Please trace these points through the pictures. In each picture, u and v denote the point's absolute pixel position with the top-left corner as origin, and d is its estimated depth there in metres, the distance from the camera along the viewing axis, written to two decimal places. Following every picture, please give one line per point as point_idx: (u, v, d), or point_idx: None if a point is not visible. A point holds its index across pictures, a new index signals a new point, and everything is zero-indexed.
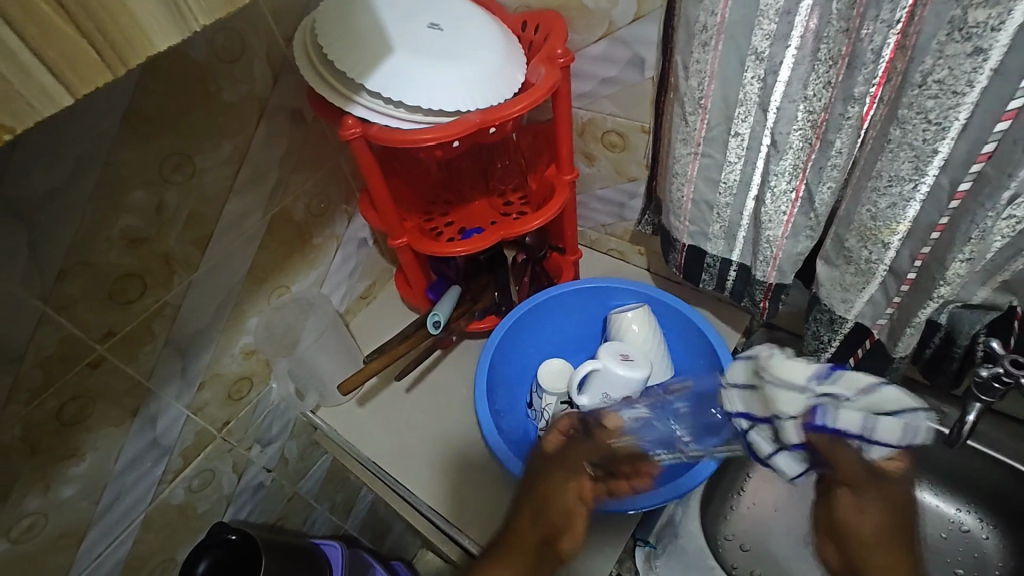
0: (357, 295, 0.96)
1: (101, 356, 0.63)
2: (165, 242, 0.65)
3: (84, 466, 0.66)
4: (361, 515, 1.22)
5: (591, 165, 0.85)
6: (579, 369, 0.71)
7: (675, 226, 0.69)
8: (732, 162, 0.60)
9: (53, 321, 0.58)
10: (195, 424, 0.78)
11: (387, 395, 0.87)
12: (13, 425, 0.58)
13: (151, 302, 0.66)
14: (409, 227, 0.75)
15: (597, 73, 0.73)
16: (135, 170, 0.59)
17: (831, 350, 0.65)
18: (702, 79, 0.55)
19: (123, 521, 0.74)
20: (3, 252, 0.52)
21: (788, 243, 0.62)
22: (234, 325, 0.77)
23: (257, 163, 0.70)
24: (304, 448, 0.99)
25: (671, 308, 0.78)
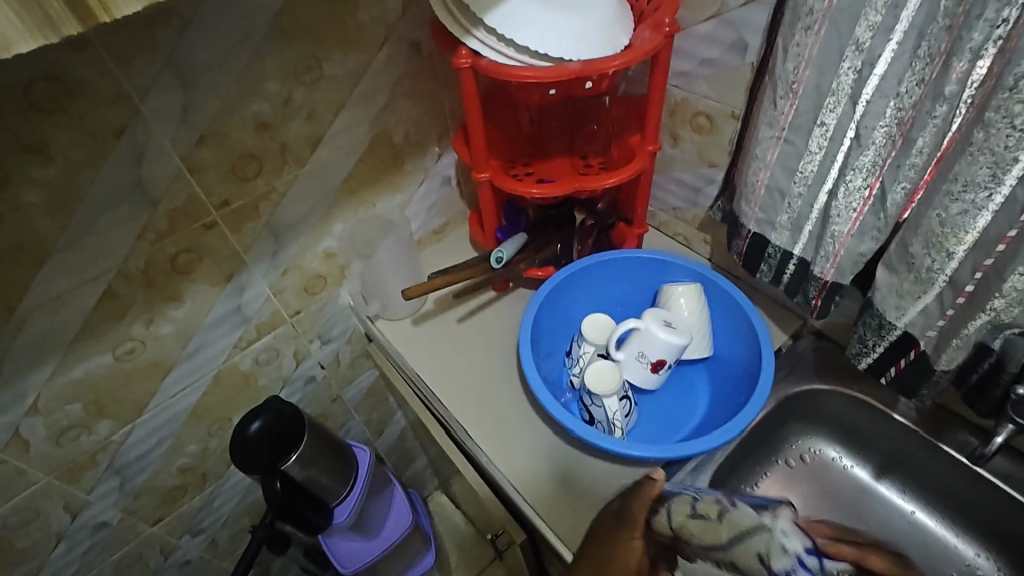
0: (432, 229, 1.03)
1: (214, 220, 0.73)
2: (285, 134, 0.74)
3: (181, 310, 0.77)
4: (391, 439, 1.31)
5: (675, 146, 0.88)
6: (621, 325, 0.74)
7: (744, 211, 0.72)
8: (812, 151, 0.61)
9: (185, 177, 0.68)
10: (272, 304, 0.88)
11: (440, 321, 0.95)
12: (138, 256, 0.69)
13: (262, 184, 0.75)
14: (492, 165, 0.81)
15: (700, 53, 0.76)
16: (275, 63, 0.68)
17: (872, 356, 0.66)
18: (798, 63, 0.58)
19: (199, 371, 0.85)
20: (164, 107, 0.62)
21: (852, 241, 0.63)
22: (323, 225, 0.86)
23: (374, 81, 0.78)
24: (355, 357, 1.08)
25: (722, 290, 0.80)
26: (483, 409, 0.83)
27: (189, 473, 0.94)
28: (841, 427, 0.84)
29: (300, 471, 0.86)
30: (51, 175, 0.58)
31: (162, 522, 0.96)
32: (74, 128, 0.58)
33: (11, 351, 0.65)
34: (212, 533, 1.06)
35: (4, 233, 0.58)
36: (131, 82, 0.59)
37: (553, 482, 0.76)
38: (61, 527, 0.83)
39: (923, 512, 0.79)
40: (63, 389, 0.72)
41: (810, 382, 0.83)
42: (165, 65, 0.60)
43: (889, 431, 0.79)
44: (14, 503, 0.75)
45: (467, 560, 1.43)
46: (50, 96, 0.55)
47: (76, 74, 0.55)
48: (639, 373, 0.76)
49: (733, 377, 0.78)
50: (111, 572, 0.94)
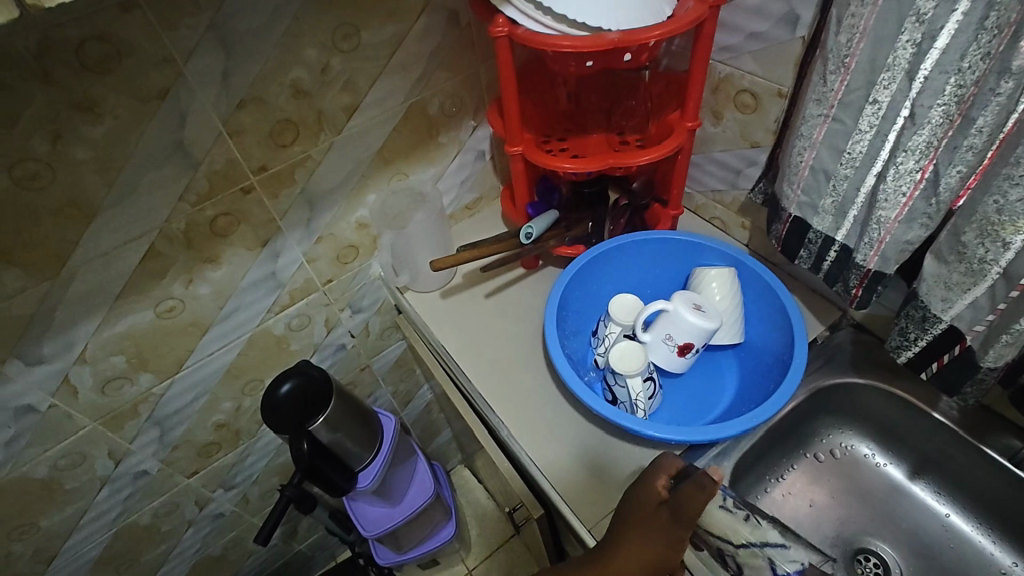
0: (464, 204, 1.04)
1: (252, 185, 0.75)
2: (322, 102, 0.75)
3: (219, 273, 0.80)
4: (417, 411, 1.34)
5: (717, 125, 0.85)
6: (649, 306, 0.73)
7: (786, 193, 0.69)
8: (862, 131, 0.58)
9: (226, 141, 0.70)
10: (306, 271, 0.90)
11: (468, 296, 0.95)
12: (180, 218, 0.71)
13: (299, 151, 0.77)
14: (526, 139, 0.80)
15: (747, 27, 0.72)
16: (314, 30, 0.68)
17: (913, 350, 0.63)
18: (852, 35, 0.55)
19: (236, 333, 0.88)
20: (207, 70, 0.64)
21: (899, 228, 0.60)
22: (357, 195, 0.88)
23: (411, 51, 0.78)
24: (384, 327, 1.10)
25: (757, 276, 0.78)
26: (507, 382, 0.84)
27: (223, 430, 0.99)
28: (876, 423, 0.81)
29: (326, 434, 0.89)
30: (100, 134, 0.61)
31: (197, 474, 1.01)
32: (122, 89, 0.60)
33: (61, 302, 0.68)
34: (244, 488, 1.11)
35: (56, 189, 0.61)
36: (175, 45, 0.60)
37: (571, 458, 0.76)
38: (105, 472, 0.88)
39: (958, 516, 0.76)
40: (108, 341, 0.75)
41: (845, 375, 0.80)
42: (208, 30, 0.62)
43: (928, 430, 0.76)
44: (63, 446, 0.80)
45: (486, 533, 1.45)
46: (99, 56, 0.57)
47: (123, 35, 0.57)
48: (665, 356, 0.74)
49: (764, 364, 0.76)
50: (150, 518, 1.00)
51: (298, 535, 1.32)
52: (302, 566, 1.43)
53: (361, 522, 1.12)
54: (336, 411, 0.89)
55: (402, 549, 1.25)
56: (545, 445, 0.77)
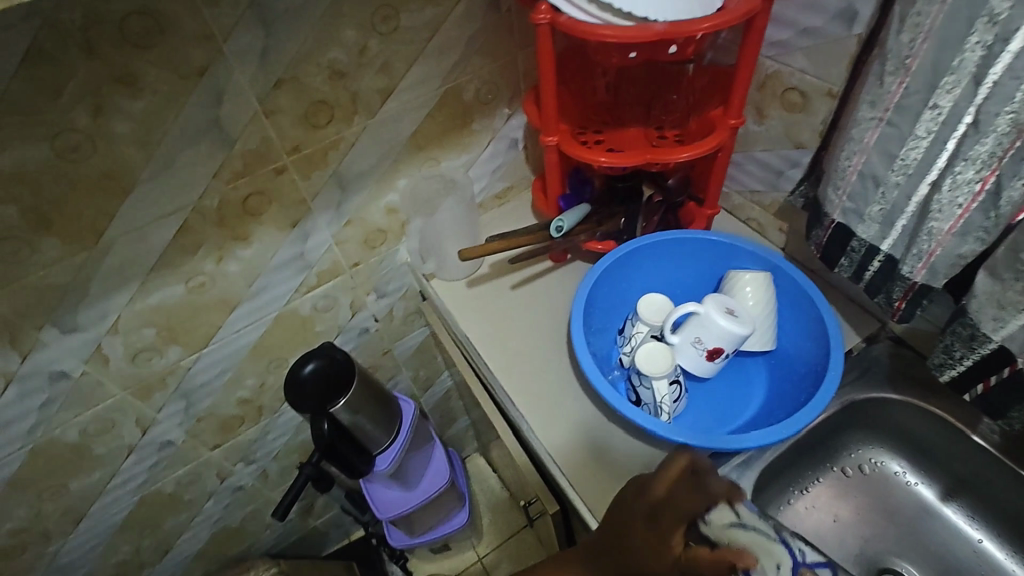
0: (494, 193, 1.02)
1: (285, 165, 0.75)
2: (357, 84, 0.74)
3: (249, 251, 0.80)
4: (436, 398, 1.34)
5: (760, 123, 0.82)
6: (680, 308, 0.71)
7: (830, 199, 0.66)
8: (918, 137, 0.55)
9: (261, 120, 0.70)
10: (334, 254, 0.90)
11: (494, 286, 0.94)
12: (213, 195, 0.72)
13: (332, 133, 0.76)
14: (562, 130, 0.78)
15: (800, 22, 0.69)
16: (353, 10, 0.68)
17: (957, 370, 0.60)
18: (916, 35, 0.52)
19: (262, 311, 0.89)
20: (246, 48, 0.64)
21: (951, 241, 0.57)
22: (388, 179, 0.87)
23: (449, 35, 0.77)
24: (408, 313, 1.11)
25: (794, 282, 0.75)
26: (530, 375, 0.83)
27: (246, 405, 1.00)
28: (910, 441, 0.78)
29: (347, 416, 0.89)
30: (140, 108, 0.61)
31: (220, 447, 1.02)
32: (162, 64, 0.60)
33: (97, 272, 0.70)
34: (264, 463, 1.13)
35: (96, 161, 0.62)
36: (216, 22, 0.60)
37: (590, 457, 0.75)
38: (132, 440, 0.90)
39: (991, 542, 0.73)
40: (140, 313, 0.77)
41: (880, 390, 0.77)
42: (248, 7, 0.61)
43: (965, 452, 0.73)
44: (93, 413, 0.82)
45: (498, 522, 1.46)
46: (142, 31, 0.57)
47: (166, 9, 0.57)
48: (693, 359, 0.73)
49: (796, 373, 0.74)
50: (173, 487, 1.02)
51: (314, 512, 1.34)
52: (316, 541, 1.45)
53: (376, 504, 1.13)
54: (357, 394, 0.89)
55: (415, 532, 1.26)
56: (564, 442, 0.76)
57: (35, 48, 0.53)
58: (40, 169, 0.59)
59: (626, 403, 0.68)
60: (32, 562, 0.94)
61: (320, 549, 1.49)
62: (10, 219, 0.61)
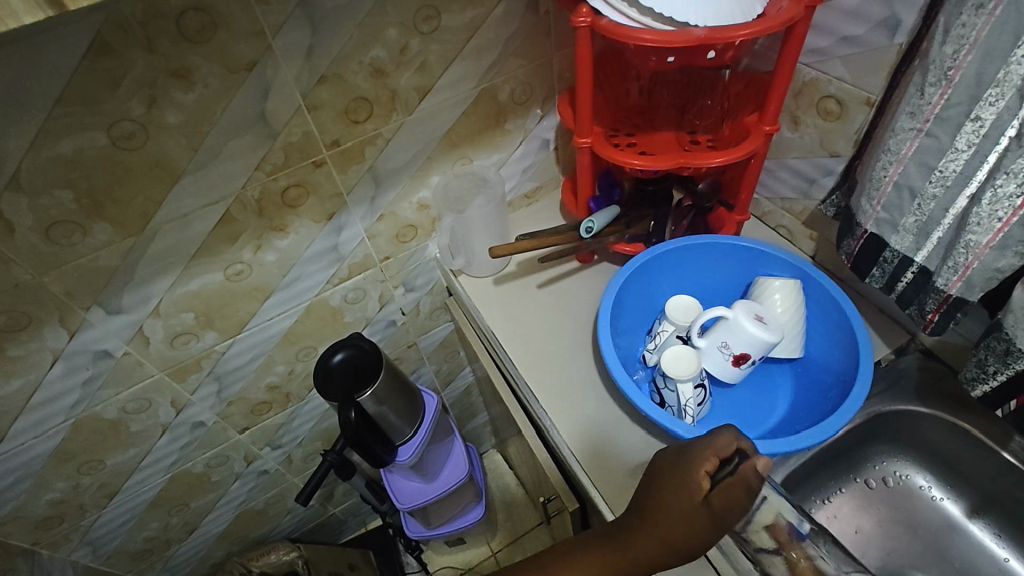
0: (524, 193, 1.04)
1: (324, 158, 0.77)
2: (397, 82, 0.76)
3: (286, 242, 0.83)
4: (456, 393, 1.36)
5: (795, 131, 0.82)
6: (709, 311, 0.72)
7: (864, 208, 0.66)
8: (959, 149, 0.55)
9: (304, 115, 0.72)
10: (366, 246, 0.92)
11: (521, 284, 0.95)
12: (254, 186, 0.74)
13: (370, 129, 0.78)
14: (595, 132, 0.79)
15: (840, 31, 0.69)
16: (396, 10, 0.69)
17: (990, 384, 0.60)
18: (959, 47, 0.52)
19: (295, 301, 0.92)
20: (294, 45, 0.66)
21: (989, 255, 0.56)
22: (421, 175, 0.89)
23: (487, 35, 0.78)
24: (434, 308, 1.12)
25: (826, 292, 0.75)
26: (552, 374, 0.84)
27: (275, 391, 1.03)
28: (937, 456, 0.78)
29: (373, 405, 0.91)
30: (191, 100, 0.64)
31: (248, 431, 1.05)
32: (215, 58, 0.62)
33: (143, 257, 0.72)
34: (289, 449, 1.16)
35: (147, 150, 0.64)
36: (266, 19, 0.62)
37: (611, 456, 0.75)
38: (167, 420, 0.93)
39: (1018, 560, 0.72)
40: (180, 298, 0.80)
41: (908, 403, 0.76)
42: (297, 5, 0.63)
43: (994, 470, 0.72)
44: (132, 392, 0.86)
45: (512, 519, 1.47)
46: (197, 27, 0.59)
47: (220, 6, 0.59)
48: (718, 364, 0.73)
49: (822, 382, 0.74)
50: (202, 468, 1.05)
51: (334, 499, 1.37)
52: (334, 528, 1.48)
53: (396, 494, 1.15)
54: (383, 384, 0.91)
55: (432, 524, 1.28)
56: (583, 437, 0.77)
57: (98, 41, 0.56)
58: (97, 156, 0.62)
59: (648, 402, 0.68)
60: (67, 534, 0.98)
61: (338, 536, 1.52)
62: (66, 203, 0.64)
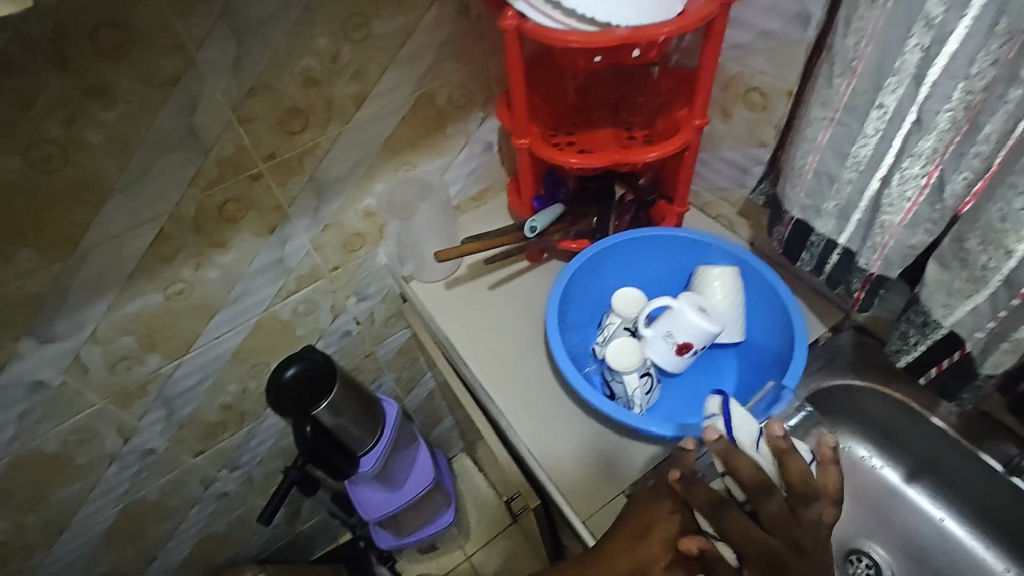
0: (471, 195, 1.04)
1: (261, 172, 0.76)
2: (331, 91, 0.75)
3: (227, 258, 0.81)
4: (419, 398, 1.35)
5: (725, 123, 0.84)
6: (655, 301, 0.74)
7: (789, 195, 0.68)
8: (867, 135, 0.58)
9: (236, 128, 0.70)
10: (312, 258, 0.91)
11: (472, 287, 0.96)
12: (189, 203, 0.73)
13: (308, 140, 0.77)
14: (533, 133, 0.80)
15: (758, 26, 0.72)
16: (325, 19, 0.69)
17: (912, 355, 0.63)
18: (860, 39, 0.55)
19: (243, 317, 0.90)
20: (219, 58, 0.65)
21: (902, 233, 0.60)
22: (364, 183, 0.88)
23: (420, 41, 0.78)
24: (389, 315, 1.12)
25: (762, 278, 0.78)
26: (506, 374, 0.85)
27: (229, 411, 1.01)
28: (875, 426, 0.81)
29: (329, 418, 0.90)
30: (113, 118, 0.62)
31: (203, 454, 1.03)
32: (136, 74, 0.61)
33: (74, 282, 0.70)
34: (249, 469, 1.13)
35: (69, 172, 0.62)
36: (188, 32, 0.61)
37: (568, 450, 0.77)
38: (114, 449, 0.90)
39: (952, 520, 0.77)
40: (118, 322, 0.77)
41: (845, 377, 0.80)
42: (220, 17, 0.62)
43: (927, 435, 0.76)
44: (74, 423, 0.83)
45: (485, 520, 1.47)
46: (113, 42, 0.58)
47: (137, 20, 0.58)
48: (663, 354, 0.75)
49: (763, 364, 0.77)
50: (156, 495, 1.02)
51: (300, 516, 1.34)
52: (303, 547, 1.45)
53: (362, 506, 1.14)
54: (339, 396, 0.90)
55: (403, 533, 1.27)
56: (540, 437, 0.78)
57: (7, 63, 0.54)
58: (14, 181, 0.60)
59: (598, 395, 0.70)
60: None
61: (308, 553, 1.49)
62: None
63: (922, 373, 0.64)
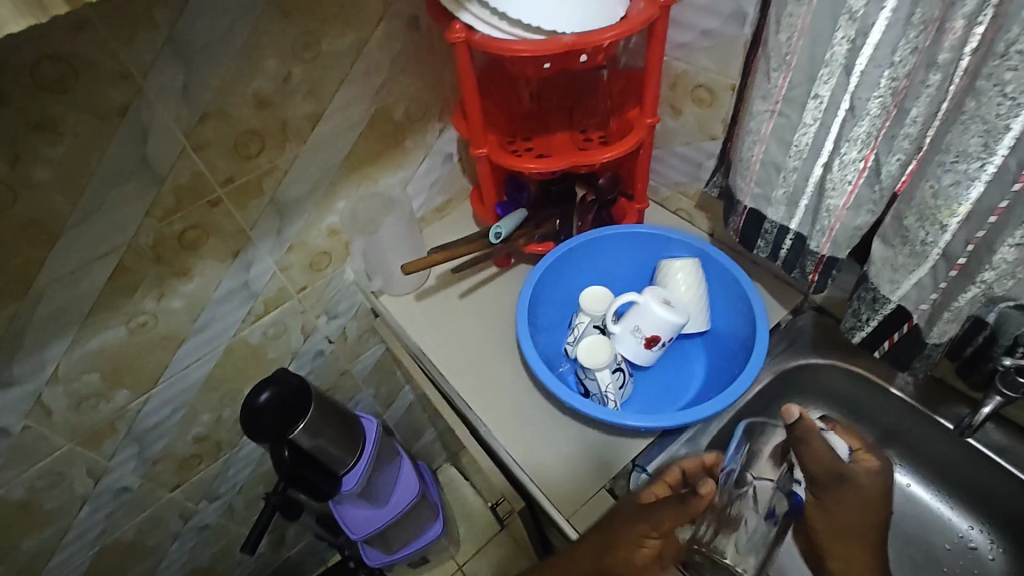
0: (435, 207, 1.05)
1: (220, 197, 0.75)
2: (285, 112, 0.75)
3: (191, 286, 0.80)
4: (399, 413, 1.34)
5: (676, 120, 0.87)
6: (622, 298, 0.76)
7: (740, 186, 0.71)
8: (807, 124, 0.60)
9: (190, 155, 0.70)
10: (279, 280, 0.90)
11: (442, 297, 0.96)
12: (147, 233, 0.71)
13: (265, 162, 0.77)
14: (491, 141, 0.81)
15: (698, 25, 0.75)
16: (273, 41, 0.69)
17: (866, 330, 0.66)
18: (791, 34, 0.57)
19: (211, 345, 0.88)
20: (168, 85, 0.64)
21: (847, 215, 0.63)
22: (326, 201, 0.88)
23: (371, 57, 0.79)
24: (362, 332, 1.11)
25: (722, 268, 0.80)
26: (482, 380, 0.86)
27: (204, 442, 0.99)
28: (840, 401, 0.85)
29: (307, 440, 0.89)
30: (60, 153, 0.61)
31: (180, 487, 1.01)
32: (82, 107, 0.60)
33: (31, 323, 0.68)
34: (229, 499, 1.11)
35: (18, 211, 0.61)
36: (133, 61, 0.60)
37: (548, 451, 0.78)
38: (85, 491, 0.87)
39: (918, 483, 0.80)
40: (81, 359, 0.75)
41: (808, 357, 0.83)
42: (166, 44, 0.62)
43: (888, 406, 0.79)
44: (41, 467, 0.80)
45: (474, 529, 1.47)
46: (56, 76, 0.57)
47: (79, 52, 0.57)
48: (633, 349, 0.77)
49: (729, 351, 0.79)
50: (134, 534, 0.99)
51: (286, 542, 1.32)
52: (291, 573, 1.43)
53: (348, 525, 1.13)
54: (315, 417, 0.90)
55: (392, 549, 1.26)
56: (520, 441, 0.79)
57: None
58: None
59: (573, 396, 0.71)
60: None
61: None
62: None
63: (876, 347, 0.67)
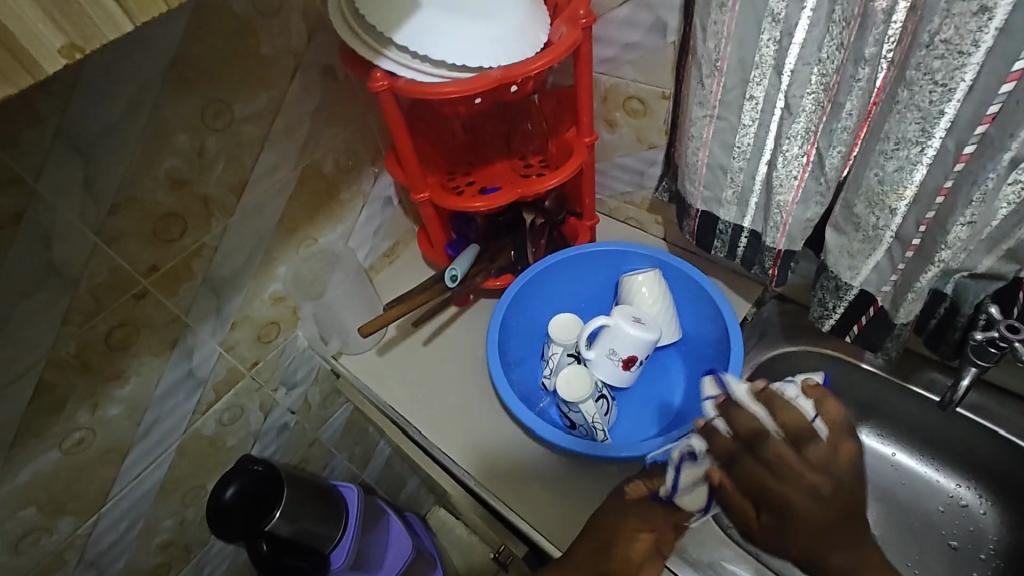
0: (381, 253, 1.00)
1: (145, 288, 0.69)
2: (205, 186, 0.69)
3: (128, 389, 0.73)
4: (378, 469, 1.28)
5: (612, 132, 0.86)
6: (591, 324, 0.74)
7: (689, 191, 0.70)
8: (746, 125, 0.61)
9: (104, 250, 0.63)
10: (226, 361, 0.83)
11: (405, 347, 0.91)
12: (68, 341, 0.64)
13: (191, 242, 0.71)
14: (430, 182, 0.78)
15: (621, 39, 0.74)
16: (180, 113, 0.63)
17: (835, 317, 0.66)
18: (718, 41, 0.57)
19: (161, 445, 0.81)
20: (66, 181, 0.58)
21: (798, 209, 0.63)
22: (265, 270, 0.82)
23: (290, 114, 0.74)
24: (325, 395, 1.05)
25: (684, 275, 0.80)
26: (462, 429, 0.82)
27: (170, 549, 0.90)
28: None
29: (286, 526, 0.84)
30: None
31: None
32: None
33: None
34: None
35: None
36: (21, 162, 0.54)
37: (542, 492, 0.75)
38: None
39: (904, 452, 0.82)
40: (11, 495, 0.67)
41: (780, 346, 0.83)
42: (56, 137, 0.55)
43: (861, 381, 0.81)
44: None
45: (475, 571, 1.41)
46: None
47: None
48: (611, 372, 0.75)
49: (705, 356, 0.79)
50: None
51: None
52: None
53: None
54: (291, 501, 0.85)
55: None
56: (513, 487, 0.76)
57: None
58: None
59: (562, 435, 0.69)
60: None
61: None
62: None
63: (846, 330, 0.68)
